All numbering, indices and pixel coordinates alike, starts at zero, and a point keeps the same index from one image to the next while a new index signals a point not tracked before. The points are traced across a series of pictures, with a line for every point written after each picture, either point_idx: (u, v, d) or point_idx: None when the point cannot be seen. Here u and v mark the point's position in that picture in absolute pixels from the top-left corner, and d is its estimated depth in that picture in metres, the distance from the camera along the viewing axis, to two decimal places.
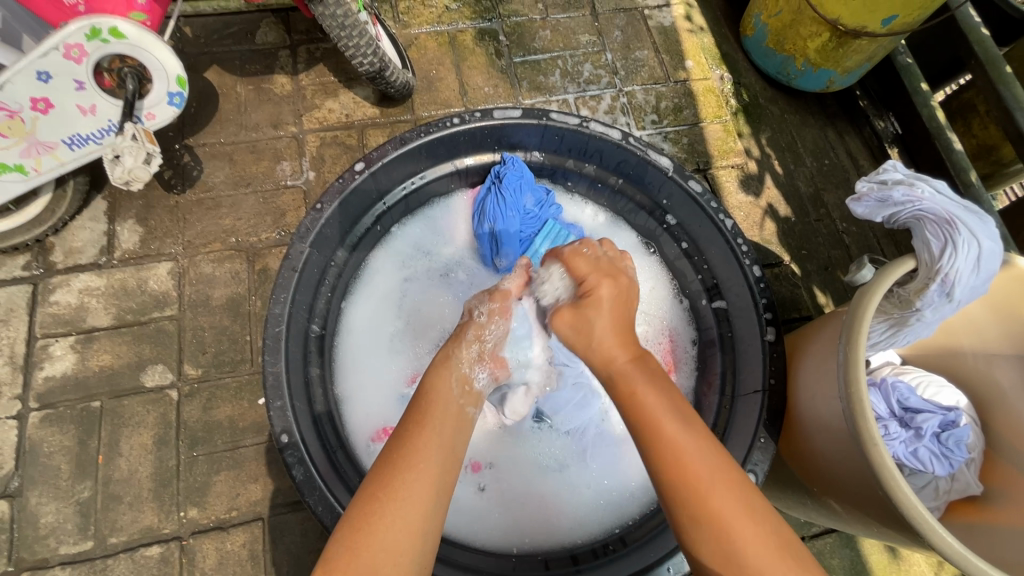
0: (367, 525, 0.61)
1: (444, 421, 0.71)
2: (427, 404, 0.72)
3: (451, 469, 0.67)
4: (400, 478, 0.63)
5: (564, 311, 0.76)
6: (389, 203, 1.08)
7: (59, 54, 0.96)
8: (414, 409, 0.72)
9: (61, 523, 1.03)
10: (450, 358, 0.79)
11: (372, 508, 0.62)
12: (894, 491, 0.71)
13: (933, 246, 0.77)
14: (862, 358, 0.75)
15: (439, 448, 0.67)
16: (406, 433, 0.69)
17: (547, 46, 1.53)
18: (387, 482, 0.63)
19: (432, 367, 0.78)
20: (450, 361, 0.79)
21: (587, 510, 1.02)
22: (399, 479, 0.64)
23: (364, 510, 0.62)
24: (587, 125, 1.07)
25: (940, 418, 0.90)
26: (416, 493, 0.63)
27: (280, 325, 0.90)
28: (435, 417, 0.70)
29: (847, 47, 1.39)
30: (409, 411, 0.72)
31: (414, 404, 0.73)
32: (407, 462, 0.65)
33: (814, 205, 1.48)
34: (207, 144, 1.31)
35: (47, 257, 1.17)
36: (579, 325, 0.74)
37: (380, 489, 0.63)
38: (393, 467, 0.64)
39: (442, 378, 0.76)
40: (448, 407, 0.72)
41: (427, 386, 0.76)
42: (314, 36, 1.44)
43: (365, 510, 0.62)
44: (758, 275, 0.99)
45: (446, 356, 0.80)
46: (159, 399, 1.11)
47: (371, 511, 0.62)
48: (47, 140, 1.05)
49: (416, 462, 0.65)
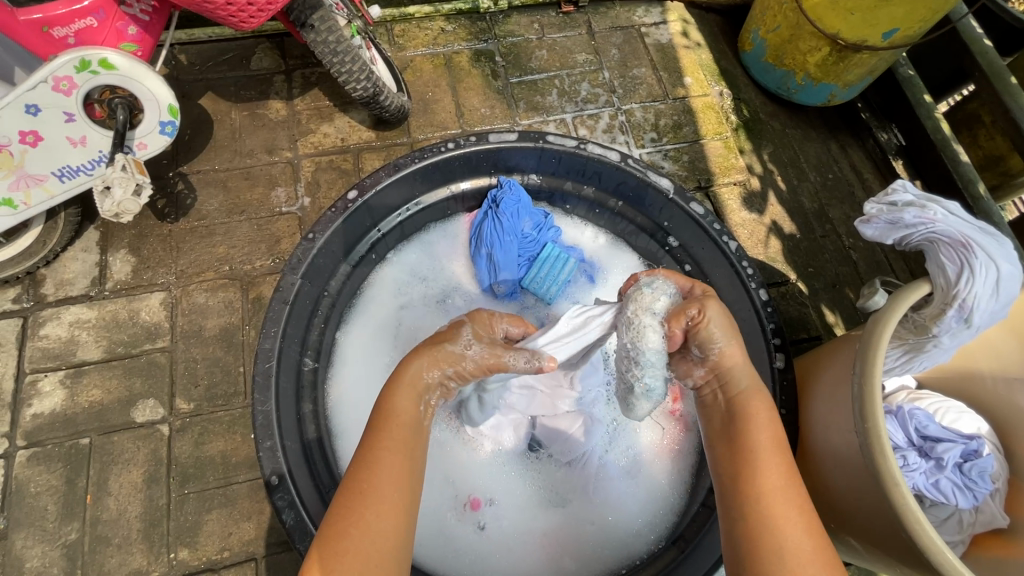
0: (336, 560, 0.59)
1: (399, 441, 0.69)
2: (384, 426, 0.71)
3: (414, 490, 0.67)
4: (360, 508, 0.62)
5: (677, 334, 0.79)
6: (384, 230, 1.06)
7: (48, 87, 0.95)
8: (369, 433, 0.70)
9: (47, 566, 0.99)
10: (415, 378, 0.76)
11: (337, 543, 0.60)
12: (918, 533, 0.67)
13: (949, 270, 0.74)
14: (879, 390, 0.71)
15: (399, 473, 0.66)
16: (362, 458, 0.67)
17: (544, 65, 1.52)
18: (351, 516, 0.62)
19: (393, 387, 0.75)
20: (417, 381, 0.76)
21: (594, 547, 0.98)
22: (365, 510, 0.63)
23: (331, 544, 0.60)
24: (585, 147, 1.05)
25: (962, 447, 0.85)
26: (381, 519, 0.63)
27: (271, 360, 0.87)
28: (390, 439, 0.69)
29: (847, 61, 1.37)
30: (364, 437, 0.70)
31: (369, 428, 0.71)
32: (364, 490, 0.64)
33: (819, 221, 1.45)
34: (201, 171, 1.29)
35: (38, 289, 1.15)
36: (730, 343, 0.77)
37: (342, 522, 0.62)
38: (352, 499, 0.63)
39: (405, 402, 0.74)
40: (401, 428, 0.71)
41: (381, 408, 0.73)
42: (309, 61, 1.43)
43: (331, 546, 0.60)
44: (765, 299, 0.96)
45: (414, 374, 0.76)
46: (149, 435, 1.08)
47: (335, 546, 0.60)
48: (36, 173, 1.04)
49: (381, 494, 0.64)
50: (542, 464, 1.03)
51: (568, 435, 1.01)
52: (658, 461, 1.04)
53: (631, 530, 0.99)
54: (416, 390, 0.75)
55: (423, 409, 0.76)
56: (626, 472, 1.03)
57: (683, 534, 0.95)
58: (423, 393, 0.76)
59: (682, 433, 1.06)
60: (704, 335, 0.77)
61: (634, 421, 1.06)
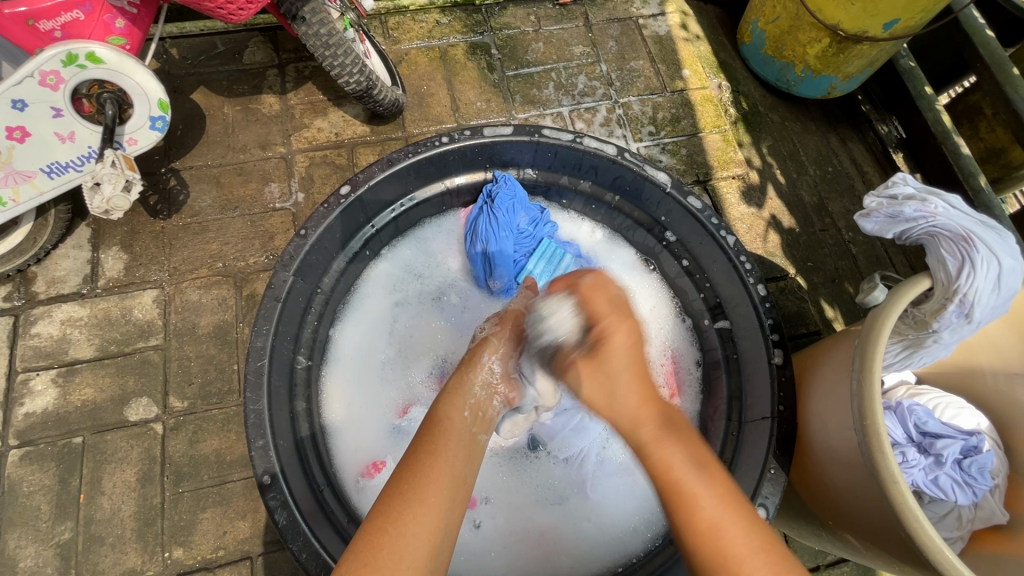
0: (374, 562, 0.56)
1: (457, 447, 0.68)
2: (438, 430, 0.69)
3: (462, 501, 0.63)
4: (411, 511, 0.60)
5: (580, 366, 0.63)
6: (378, 225, 1.05)
7: (34, 82, 0.93)
8: (424, 437, 0.68)
9: (40, 566, 0.98)
10: (462, 384, 0.75)
11: (380, 542, 0.58)
12: (917, 532, 0.66)
13: (950, 264, 0.73)
14: (878, 386, 0.70)
15: (450, 480, 0.64)
16: (414, 461, 0.65)
17: (540, 58, 1.50)
18: (396, 517, 0.59)
19: (445, 393, 0.74)
20: (464, 387, 0.75)
21: (591, 545, 0.97)
22: (410, 513, 0.60)
23: (372, 544, 0.58)
24: (581, 140, 1.03)
25: (961, 443, 0.84)
26: (425, 527, 0.59)
27: (262, 358, 0.85)
28: (447, 443, 0.67)
29: (848, 52, 1.35)
30: (420, 439, 0.68)
31: (426, 431, 0.69)
32: (418, 493, 0.61)
33: (818, 215, 1.44)
34: (194, 167, 1.28)
35: (29, 287, 1.14)
36: (601, 381, 0.62)
37: (386, 522, 0.59)
38: (401, 500, 0.61)
39: (454, 408, 0.72)
40: (460, 438, 0.69)
41: (437, 414, 0.71)
42: (303, 55, 1.41)
43: (373, 544, 0.58)
44: (763, 294, 0.94)
45: (460, 380, 0.76)
46: (143, 433, 1.07)
47: (379, 545, 0.58)
48: (24, 170, 1.02)
49: (427, 496, 0.61)
50: (539, 461, 1.02)
51: (566, 433, 1.01)
52: None
53: (628, 528, 0.98)
54: (461, 394, 0.74)
55: (474, 413, 0.73)
56: (624, 469, 1.02)
57: None
58: (472, 395, 0.75)
59: None
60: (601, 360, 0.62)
61: None
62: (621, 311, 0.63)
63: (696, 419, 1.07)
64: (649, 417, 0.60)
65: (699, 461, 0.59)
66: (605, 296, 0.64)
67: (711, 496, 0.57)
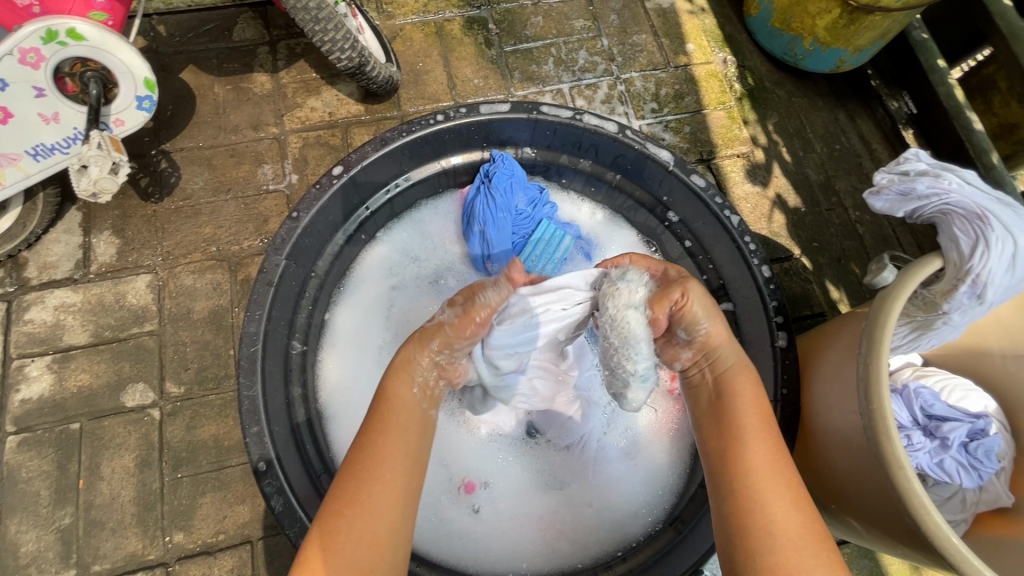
0: (333, 544, 0.58)
1: (406, 425, 0.69)
2: (387, 409, 0.70)
3: (416, 475, 0.65)
4: (365, 491, 0.61)
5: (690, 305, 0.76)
6: (372, 208, 1.02)
7: (14, 60, 0.89)
8: (375, 417, 0.69)
9: (42, 551, 0.99)
10: (410, 363, 0.76)
11: (338, 524, 0.59)
12: (924, 518, 0.65)
13: (963, 244, 0.70)
14: (886, 370, 0.68)
15: (405, 454, 0.66)
16: (366, 441, 0.66)
17: (540, 33, 1.45)
18: (352, 498, 0.61)
19: (392, 373, 0.74)
20: (411, 366, 0.75)
21: (590, 530, 0.97)
22: (365, 493, 0.61)
23: (330, 527, 0.59)
24: (581, 117, 1.00)
25: (968, 426, 0.83)
26: (380, 505, 0.61)
27: (256, 344, 0.84)
28: (396, 423, 0.68)
29: (858, 23, 1.30)
30: (369, 420, 0.69)
31: (374, 411, 0.70)
32: (369, 474, 0.62)
33: (825, 194, 1.40)
34: (185, 148, 1.25)
35: (21, 273, 1.13)
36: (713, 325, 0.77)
37: (342, 504, 0.60)
38: (356, 480, 0.62)
39: (404, 385, 0.73)
40: (406, 412, 0.70)
41: (385, 392, 0.73)
42: (294, 31, 1.36)
43: (331, 528, 0.59)
44: (768, 276, 0.92)
45: (407, 360, 0.76)
46: (140, 419, 1.06)
47: (337, 527, 0.59)
48: (9, 152, 1.00)
49: (381, 475, 0.62)
50: (537, 446, 1.02)
51: (564, 419, 1.00)
52: (655, 442, 1.02)
53: (628, 513, 0.98)
54: (410, 374, 0.75)
55: (424, 392, 0.75)
56: (623, 454, 1.02)
57: (679, 516, 0.94)
58: (421, 374, 0.76)
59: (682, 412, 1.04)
60: (691, 317, 0.76)
61: None
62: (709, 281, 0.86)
63: None
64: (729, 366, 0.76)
65: (763, 427, 0.70)
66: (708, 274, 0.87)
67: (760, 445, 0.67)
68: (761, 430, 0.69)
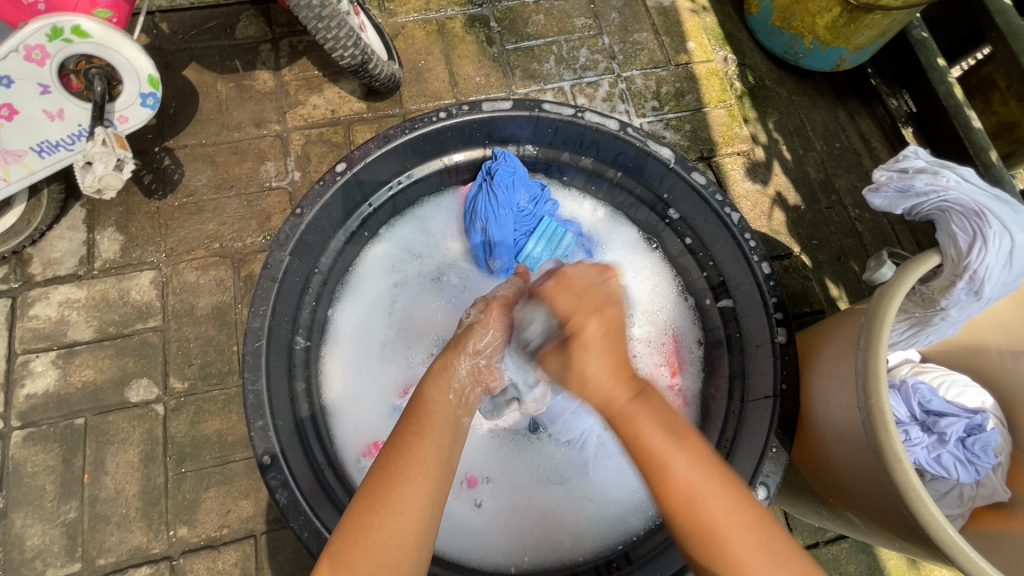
0: (363, 540, 0.59)
1: (443, 431, 0.69)
2: (424, 413, 0.70)
3: (446, 482, 0.65)
4: (399, 491, 0.61)
5: (553, 356, 0.68)
6: (375, 204, 1.03)
7: (19, 57, 0.90)
8: (412, 419, 0.69)
9: (48, 545, 0.99)
10: (447, 368, 0.76)
11: (370, 521, 0.59)
12: (921, 511, 0.66)
13: (961, 240, 0.70)
14: (884, 365, 0.69)
15: (438, 462, 0.65)
16: (401, 442, 0.66)
17: (541, 31, 1.46)
18: (386, 496, 0.61)
19: (429, 377, 0.75)
20: (448, 372, 0.76)
21: (592, 525, 0.97)
22: (398, 492, 0.61)
23: (361, 522, 0.60)
24: (583, 115, 1.00)
25: (965, 422, 0.84)
26: (412, 505, 0.61)
27: (260, 339, 0.85)
28: (433, 428, 0.68)
29: (858, 22, 1.30)
30: (406, 421, 0.69)
31: (410, 413, 0.70)
32: (405, 475, 0.62)
33: (824, 192, 1.41)
34: (188, 145, 1.25)
35: (25, 269, 1.13)
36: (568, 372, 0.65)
37: (375, 501, 0.61)
38: (391, 478, 0.62)
39: (439, 391, 0.73)
40: (440, 418, 0.70)
41: (420, 396, 0.73)
42: (296, 29, 1.37)
43: (362, 523, 0.59)
44: (767, 272, 0.92)
45: (443, 366, 0.77)
46: (145, 414, 1.07)
47: (368, 523, 0.59)
48: (14, 149, 1.00)
49: (414, 477, 0.63)
50: (539, 441, 1.02)
51: (565, 416, 1.00)
52: None
53: (630, 508, 0.98)
54: (446, 381, 0.75)
55: (458, 397, 0.75)
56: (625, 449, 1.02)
57: None
58: (456, 380, 0.76)
59: (682, 407, 1.06)
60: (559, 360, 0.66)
61: None
62: (586, 305, 0.65)
63: (698, 398, 1.07)
64: (621, 395, 0.62)
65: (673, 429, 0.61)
66: (574, 292, 0.66)
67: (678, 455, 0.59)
68: (673, 452, 0.60)
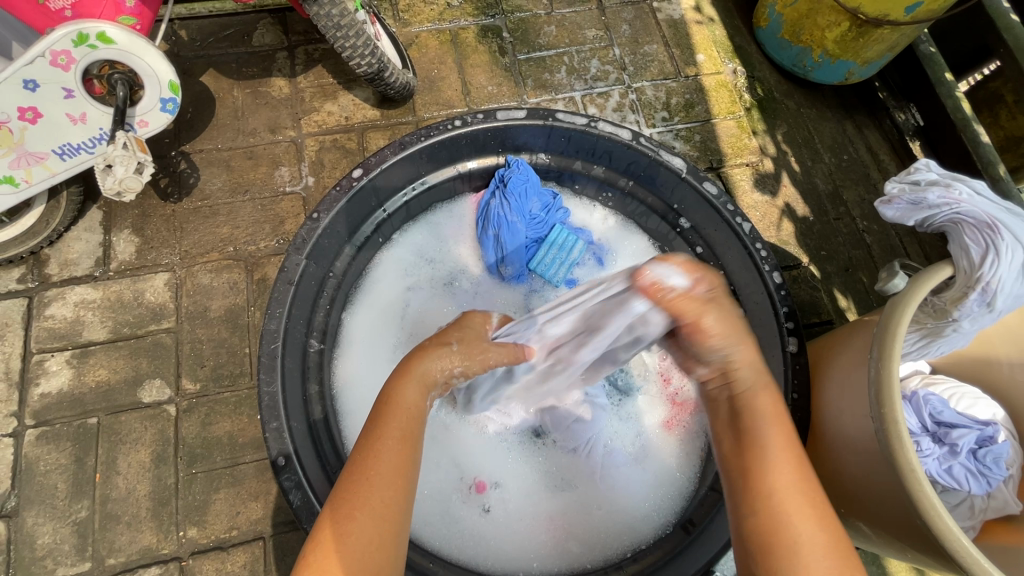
0: (340, 545, 0.57)
1: (407, 423, 0.65)
2: (390, 404, 0.66)
3: (417, 478, 0.63)
4: (369, 494, 0.59)
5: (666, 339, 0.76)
6: (389, 210, 1.04)
7: (45, 62, 0.92)
8: (377, 410, 0.66)
9: (59, 544, 0.99)
10: None
11: (346, 529, 0.57)
12: (934, 520, 0.66)
13: (973, 252, 0.71)
14: (897, 373, 0.69)
15: (406, 457, 0.63)
16: (369, 438, 0.63)
17: (553, 42, 1.48)
18: (357, 501, 0.59)
19: (415, 366, 0.71)
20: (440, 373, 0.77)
21: (601, 532, 0.97)
22: (370, 495, 0.59)
23: (338, 529, 0.57)
24: (595, 124, 1.01)
25: (976, 433, 0.84)
26: (384, 508, 0.59)
27: (276, 341, 0.85)
28: (398, 418, 0.65)
29: (867, 37, 1.33)
30: (374, 413, 0.65)
31: (378, 403, 0.67)
32: (374, 476, 0.60)
33: (833, 203, 1.42)
34: (204, 150, 1.27)
35: (42, 269, 1.15)
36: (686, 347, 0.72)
37: (351, 508, 0.58)
38: (360, 481, 0.60)
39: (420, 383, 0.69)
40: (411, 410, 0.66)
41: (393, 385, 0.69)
42: (312, 37, 1.39)
43: (339, 530, 0.57)
44: (779, 282, 0.93)
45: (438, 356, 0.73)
46: (157, 415, 1.08)
47: (344, 530, 0.57)
48: (36, 151, 1.02)
49: (387, 479, 0.60)
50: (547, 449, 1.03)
51: (571, 424, 1.00)
52: (664, 447, 1.04)
53: (639, 515, 0.98)
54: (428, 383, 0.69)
55: None
56: (635, 459, 1.02)
57: (690, 519, 0.94)
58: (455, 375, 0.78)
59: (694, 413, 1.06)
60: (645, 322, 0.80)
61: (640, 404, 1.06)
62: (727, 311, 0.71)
63: None
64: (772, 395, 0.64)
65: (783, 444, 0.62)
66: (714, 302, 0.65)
67: (785, 461, 0.60)
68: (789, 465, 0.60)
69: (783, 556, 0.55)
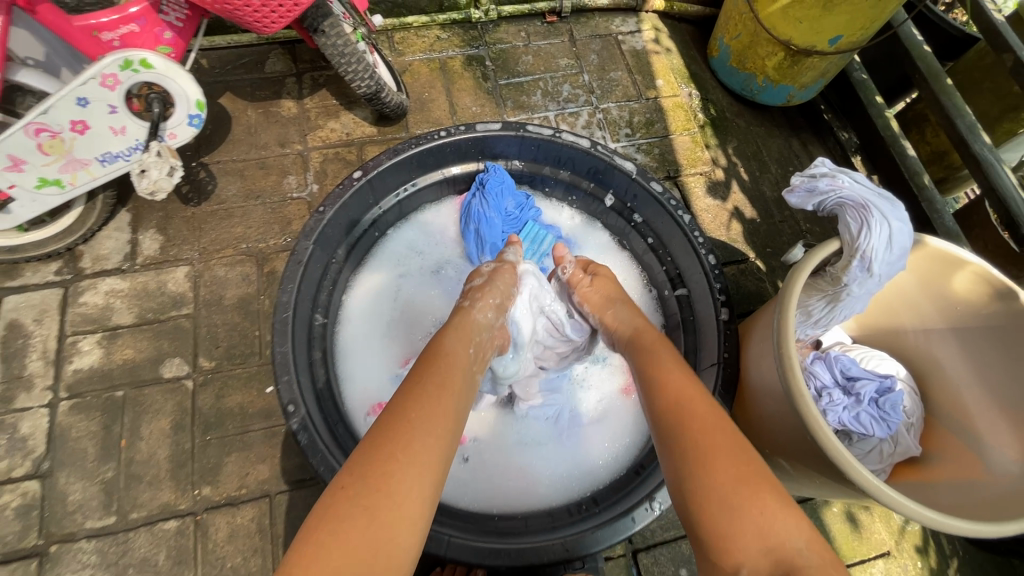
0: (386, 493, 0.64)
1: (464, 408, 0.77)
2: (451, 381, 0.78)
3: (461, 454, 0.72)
4: (421, 457, 0.68)
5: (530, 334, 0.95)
6: (384, 207, 1.21)
7: (96, 83, 1.10)
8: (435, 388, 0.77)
9: (87, 500, 1.12)
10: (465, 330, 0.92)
11: (389, 480, 0.65)
12: (818, 433, 0.82)
13: (852, 228, 0.88)
14: (792, 322, 0.87)
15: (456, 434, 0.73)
16: (432, 412, 0.73)
17: (530, 69, 1.69)
18: (404, 459, 0.67)
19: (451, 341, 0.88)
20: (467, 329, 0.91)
21: (565, 480, 1.11)
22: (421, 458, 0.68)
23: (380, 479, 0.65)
24: (560, 135, 1.20)
25: (877, 384, 1.00)
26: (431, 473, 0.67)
27: (288, 311, 1.00)
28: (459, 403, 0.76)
29: (800, 64, 1.54)
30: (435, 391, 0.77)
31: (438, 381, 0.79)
32: (429, 442, 0.69)
33: (778, 208, 1.61)
34: (221, 161, 1.45)
35: (77, 264, 1.30)
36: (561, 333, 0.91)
37: (397, 461, 0.67)
38: (417, 441, 0.69)
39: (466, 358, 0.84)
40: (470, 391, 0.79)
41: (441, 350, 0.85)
42: (318, 65, 1.59)
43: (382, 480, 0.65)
44: (713, 263, 1.10)
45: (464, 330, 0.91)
46: (176, 388, 1.22)
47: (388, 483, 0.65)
48: (82, 158, 1.19)
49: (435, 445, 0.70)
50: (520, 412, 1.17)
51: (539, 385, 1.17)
52: (621, 409, 1.19)
53: (598, 465, 1.12)
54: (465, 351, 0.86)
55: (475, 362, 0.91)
56: (594, 420, 1.18)
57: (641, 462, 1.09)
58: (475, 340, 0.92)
59: None
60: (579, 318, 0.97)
61: (601, 373, 1.22)
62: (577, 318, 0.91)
63: None
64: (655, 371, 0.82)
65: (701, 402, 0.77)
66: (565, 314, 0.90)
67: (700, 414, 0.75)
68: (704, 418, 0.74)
69: (701, 491, 0.67)
